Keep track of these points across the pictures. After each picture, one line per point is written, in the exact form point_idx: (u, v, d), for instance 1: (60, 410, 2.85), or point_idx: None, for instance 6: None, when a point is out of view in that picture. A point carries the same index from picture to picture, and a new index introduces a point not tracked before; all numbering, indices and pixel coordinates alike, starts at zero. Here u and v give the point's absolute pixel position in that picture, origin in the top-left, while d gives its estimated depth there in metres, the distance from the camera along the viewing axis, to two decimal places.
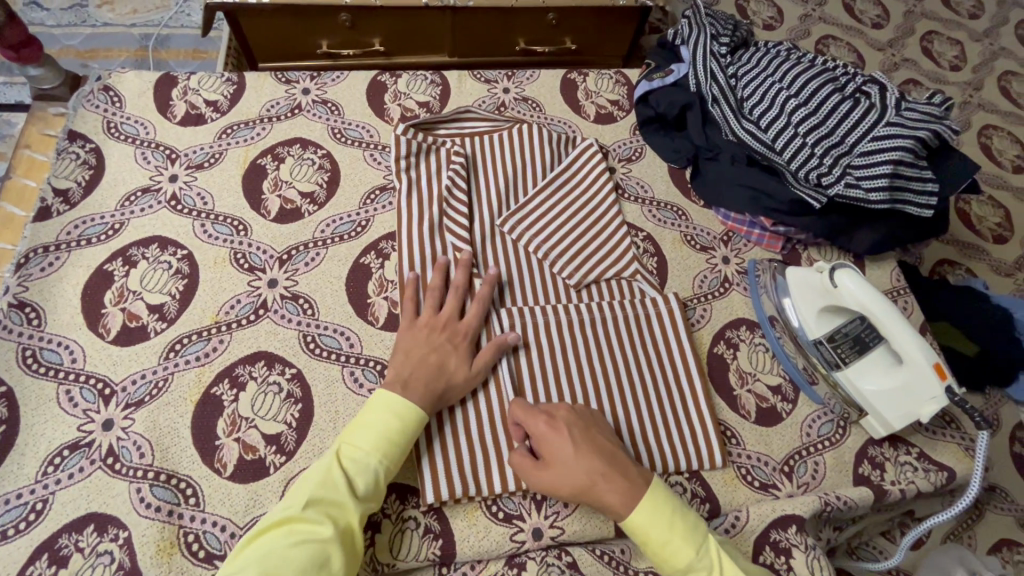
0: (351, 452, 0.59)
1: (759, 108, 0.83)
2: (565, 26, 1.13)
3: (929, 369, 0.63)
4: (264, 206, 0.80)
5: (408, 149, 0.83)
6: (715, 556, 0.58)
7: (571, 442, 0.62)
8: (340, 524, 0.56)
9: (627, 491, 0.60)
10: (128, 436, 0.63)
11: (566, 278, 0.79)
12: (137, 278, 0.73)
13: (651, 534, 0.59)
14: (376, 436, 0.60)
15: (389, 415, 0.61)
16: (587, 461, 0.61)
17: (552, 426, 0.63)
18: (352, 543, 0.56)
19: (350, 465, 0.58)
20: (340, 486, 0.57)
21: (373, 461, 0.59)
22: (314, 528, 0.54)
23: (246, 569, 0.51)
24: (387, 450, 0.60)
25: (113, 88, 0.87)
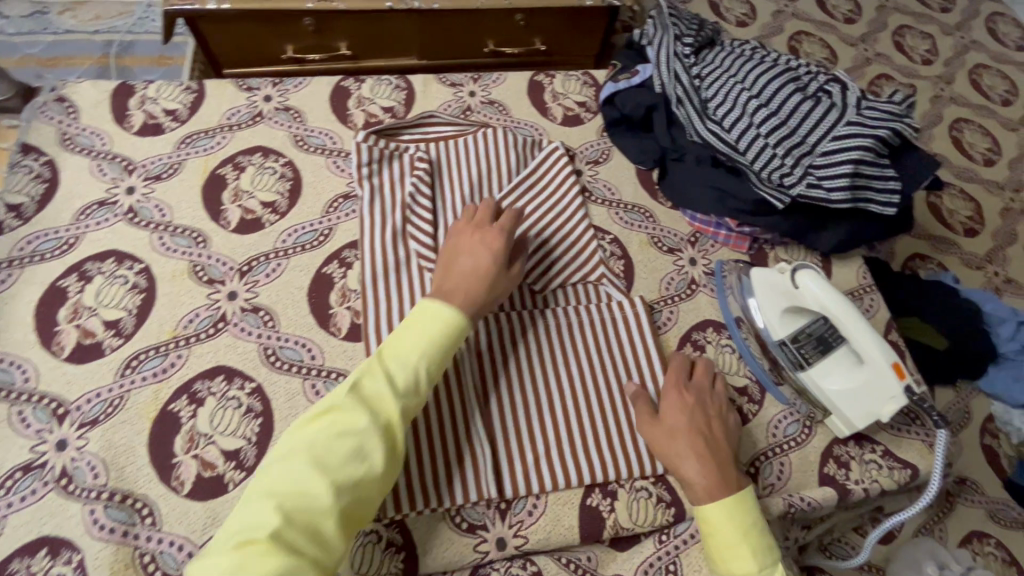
0: (395, 353, 0.60)
1: (722, 109, 0.82)
2: (534, 27, 1.12)
3: (888, 368, 0.64)
4: (224, 216, 0.79)
5: (369, 156, 0.82)
6: None
7: (690, 413, 0.67)
8: (385, 417, 0.56)
9: (717, 484, 0.62)
10: (82, 456, 0.62)
11: (531, 284, 0.78)
12: (92, 294, 0.72)
13: (715, 533, 0.60)
14: (420, 338, 0.61)
15: (436, 318, 0.62)
16: (694, 433, 0.65)
17: (681, 395, 0.69)
18: (397, 435, 0.57)
19: (393, 365, 0.59)
20: (381, 385, 0.57)
21: (412, 363, 0.59)
22: (356, 420, 0.54)
23: (292, 455, 0.52)
24: (430, 350, 0.61)
25: (68, 99, 0.85)
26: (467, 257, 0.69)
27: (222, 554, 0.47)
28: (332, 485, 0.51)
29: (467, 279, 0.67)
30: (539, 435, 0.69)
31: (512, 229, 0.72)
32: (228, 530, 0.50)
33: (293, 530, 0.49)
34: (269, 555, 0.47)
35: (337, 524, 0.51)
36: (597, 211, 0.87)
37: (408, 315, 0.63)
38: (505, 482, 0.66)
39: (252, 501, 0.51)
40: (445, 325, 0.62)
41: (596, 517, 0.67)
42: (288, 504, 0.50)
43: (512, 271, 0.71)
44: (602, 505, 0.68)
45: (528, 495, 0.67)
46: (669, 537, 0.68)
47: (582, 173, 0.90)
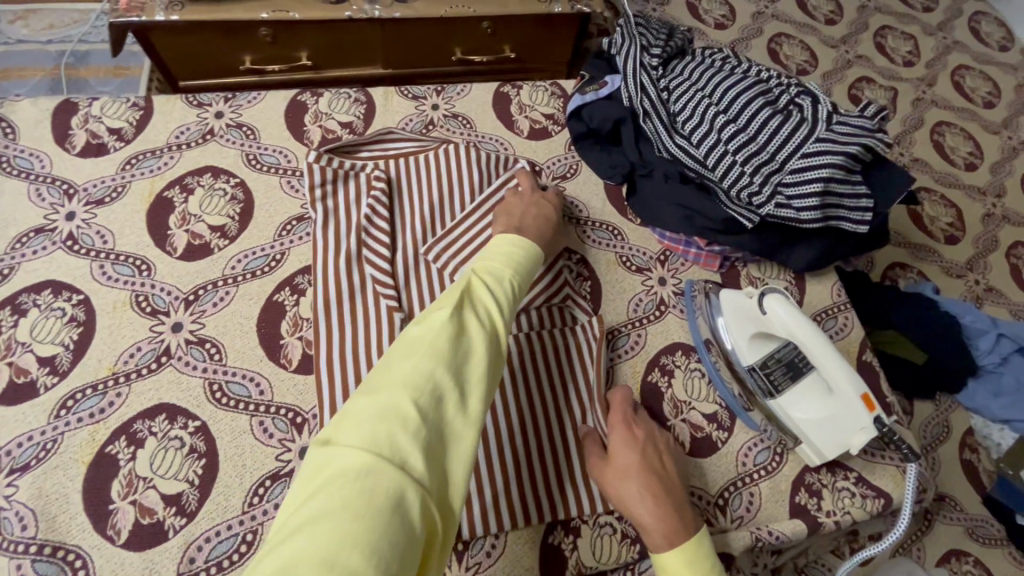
0: (489, 272, 0.60)
1: (690, 124, 0.79)
2: (502, 35, 1.09)
3: (858, 399, 0.62)
4: (170, 242, 0.75)
5: (322, 176, 0.78)
6: None
7: (638, 449, 0.64)
8: (494, 323, 0.55)
9: (670, 520, 0.58)
10: (11, 506, 0.59)
11: None
12: (27, 329, 0.68)
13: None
14: (507, 258, 0.63)
15: (514, 245, 0.65)
16: (643, 467, 0.62)
17: (628, 430, 0.66)
18: (503, 343, 0.55)
19: (490, 276, 0.59)
20: (486, 294, 0.56)
21: (507, 282, 0.60)
22: (472, 323, 0.53)
23: (414, 349, 0.49)
24: (516, 268, 0.62)
25: (5, 119, 0.81)
26: (535, 208, 0.77)
27: (354, 444, 0.42)
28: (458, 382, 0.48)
29: (540, 225, 0.74)
30: (500, 471, 0.66)
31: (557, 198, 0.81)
32: (347, 422, 0.44)
33: (427, 422, 0.45)
34: (410, 441, 0.43)
35: (465, 421, 0.47)
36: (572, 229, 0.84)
37: (491, 245, 0.65)
38: (463, 522, 0.63)
39: (375, 395, 0.46)
40: (529, 252, 0.65)
41: (557, 556, 0.65)
42: (422, 395, 0.46)
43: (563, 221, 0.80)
44: (563, 543, 0.65)
45: (486, 535, 0.64)
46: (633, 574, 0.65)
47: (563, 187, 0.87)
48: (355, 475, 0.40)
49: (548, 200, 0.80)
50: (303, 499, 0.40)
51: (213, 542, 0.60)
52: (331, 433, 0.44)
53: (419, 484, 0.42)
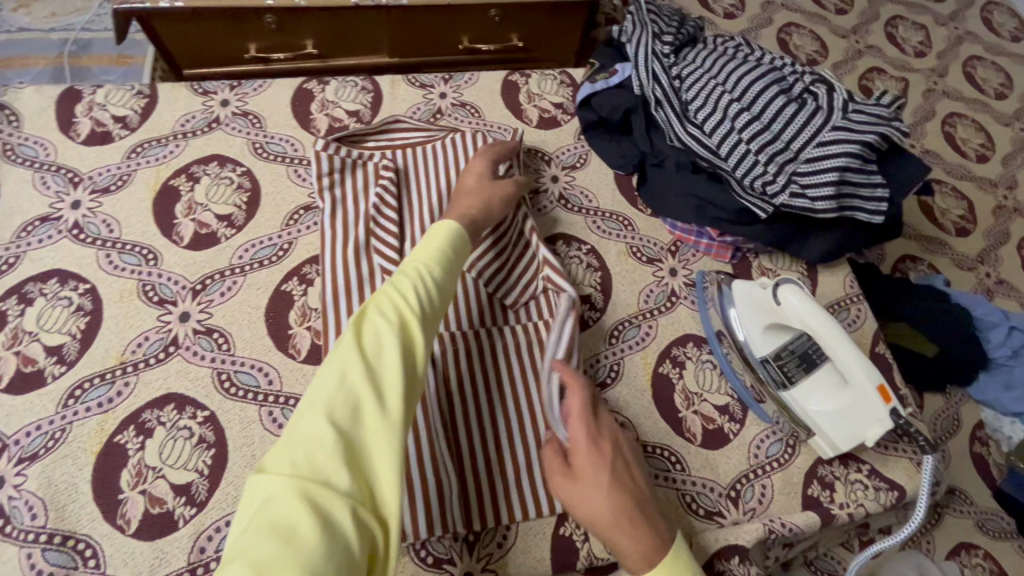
0: (404, 268, 0.58)
1: (703, 112, 0.78)
2: (510, 23, 1.07)
3: (873, 391, 0.61)
4: (177, 231, 0.75)
5: (330, 165, 0.77)
6: None
7: (609, 468, 0.57)
8: (405, 319, 0.54)
9: (652, 544, 0.54)
10: (20, 495, 0.59)
11: (503, 300, 0.75)
12: (33, 318, 0.67)
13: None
14: (434, 251, 0.60)
15: (443, 236, 0.62)
16: (616, 490, 0.56)
17: (594, 446, 0.59)
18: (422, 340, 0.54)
19: (412, 274, 0.57)
20: (394, 291, 0.55)
21: (419, 271, 0.58)
22: (379, 325, 0.53)
23: (327, 370, 0.50)
24: (446, 262, 0.60)
25: (9, 106, 0.80)
26: (472, 181, 0.73)
27: (278, 472, 0.44)
28: (371, 389, 0.49)
29: (476, 200, 0.71)
30: (444, 471, 0.63)
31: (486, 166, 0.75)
32: (272, 452, 0.46)
33: (344, 439, 0.47)
34: (329, 462, 0.45)
35: (384, 426, 0.48)
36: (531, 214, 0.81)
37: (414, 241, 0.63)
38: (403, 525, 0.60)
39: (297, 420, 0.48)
40: (450, 234, 0.62)
41: (569, 547, 0.64)
42: (336, 413, 0.48)
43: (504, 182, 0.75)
44: (575, 534, 0.65)
45: (498, 526, 0.64)
46: None
47: (523, 168, 0.85)
48: (277, 504, 0.43)
49: (475, 168, 0.75)
50: (241, 528, 0.43)
51: (223, 532, 0.60)
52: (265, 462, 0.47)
53: (345, 499, 0.44)
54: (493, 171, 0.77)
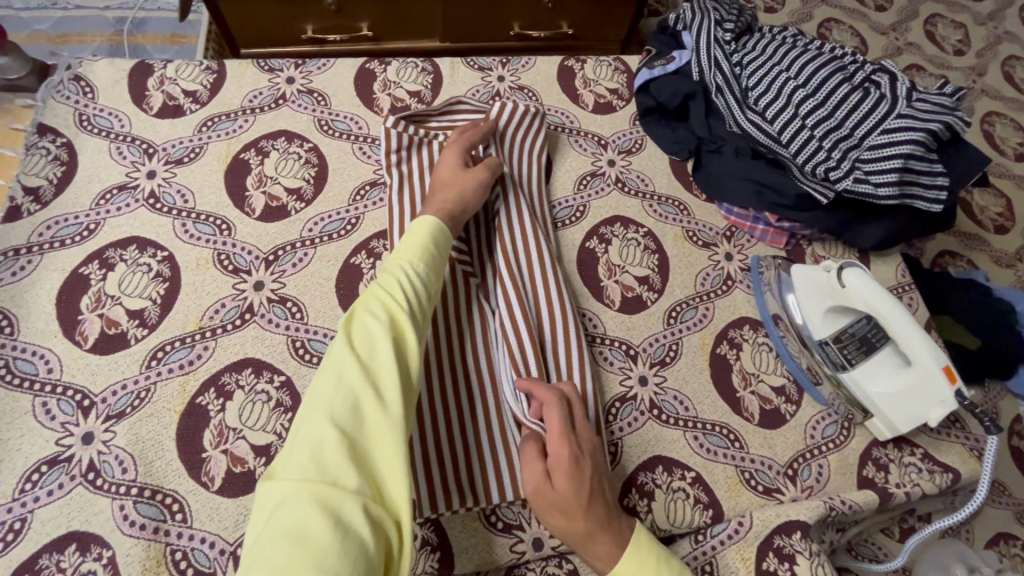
0: (388, 269, 0.60)
1: (765, 99, 0.79)
2: (561, 10, 1.08)
3: (940, 373, 0.62)
4: (248, 203, 0.76)
5: (398, 142, 0.79)
6: None
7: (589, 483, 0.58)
8: (394, 316, 0.56)
9: (614, 543, 0.57)
10: (110, 450, 0.61)
11: (549, 277, 0.75)
12: (115, 282, 0.70)
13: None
14: (416, 249, 0.62)
15: (423, 235, 0.64)
16: (591, 500, 0.57)
17: (575, 464, 0.58)
18: (412, 332, 0.56)
19: (395, 274, 0.59)
20: (380, 292, 0.57)
21: (403, 270, 0.60)
22: (369, 324, 0.54)
23: (320, 376, 0.51)
24: (427, 258, 0.62)
25: (84, 77, 0.82)
26: (448, 174, 0.74)
27: (287, 477, 0.45)
28: (368, 386, 0.50)
29: (451, 194, 0.72)
30: (461, 448, 0.66)
31: (455, 158, 0.75)
32: (279, 459, 0.47)
33: (347, 439, 0.47)
34: (334, 461, 0.45)
35: (385, 419, 0.49)
36: (510, 198, 0.79)
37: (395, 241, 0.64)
38: (421, 498, 0.62)
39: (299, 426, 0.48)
40: (434, 234, 0.65)
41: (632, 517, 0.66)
42: (337, 414, 0.48)
43: (478, 169, 0.74)
44: (639, 506, 0.66)
45: None
46: (705, 538, 0.67)
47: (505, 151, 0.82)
48: (286, 507, 0.43)
49: (447, 161, 0.75)
50: (255, 536, 0.43)
51: None
52: (275, 467, 0.47)
53: (355, 497, 0.44)
54: (467, 160, 0.76)
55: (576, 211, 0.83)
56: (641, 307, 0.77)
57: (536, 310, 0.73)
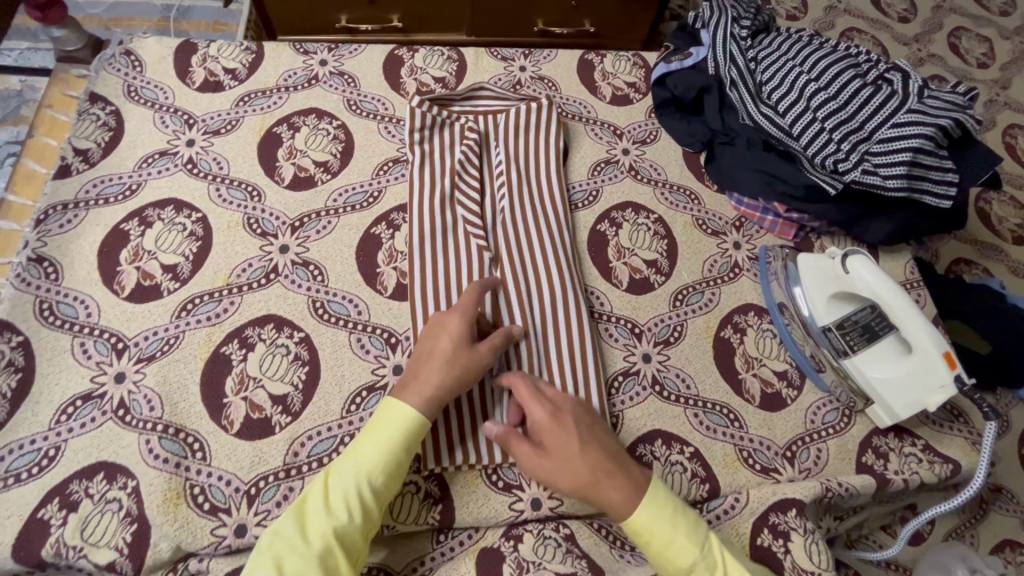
0: (338, 475, 0.58)
1: (778, 92, 0.82)
2: (585, 8, 1.12)
3: (939, 357, 0.64)
4: (279, 172, 0.81)
5: (422, 122, 0.83)
6: (717, 552, 0.58)
7: (576, 435, 0.61)
8: (329, 547, 0.54)
9: (631, 491, 0.59)
10: (140, 390, 0.65)
11: (558, 252, 0.79)
12: (152, 239, 0.74)
13: (655, 538, 0.58)
14: (370, 450, 0.59)
15: (387, 430, 0.60)
16: (586, 451, 0.61)
17: (558, 422, 0.62)
18: (339, 567, 0.54)
19: (336, 485, 0.57)
20: (319, 512, 0.56)
21: (352, 484, 0.57)
22: (297, 553, 0.54)
23: None
24: (377, 467, 0.58)
25: (134, 53, 0.88)
26: (446, 349, 0.64)
27: None
28: None
29: (433, 373, 0.63)
30: (467, 411, 0.68)
31: (462, 323, 0.66)
32: None
33: None
34: None
35: None
36: (518, 181, 0.83)
37: (365, 423, 0.62)
38: (427, 452, 0.65)
39: None
40: (404, 434, 0.60)
41: None
42: None
43: (478, 356, 0.65)
44: None
45: None
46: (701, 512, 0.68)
47: (521, 137, 0.86)
48: None
49: (450, 327, 0.65)
50: None
51: (314, 441, 0.65)
52: None
53: None
54: (472, 333, 0.66)
55: (590, 194, 0.86)
56: (648, 289, 0.79)
57: (546, 287, 0.76)
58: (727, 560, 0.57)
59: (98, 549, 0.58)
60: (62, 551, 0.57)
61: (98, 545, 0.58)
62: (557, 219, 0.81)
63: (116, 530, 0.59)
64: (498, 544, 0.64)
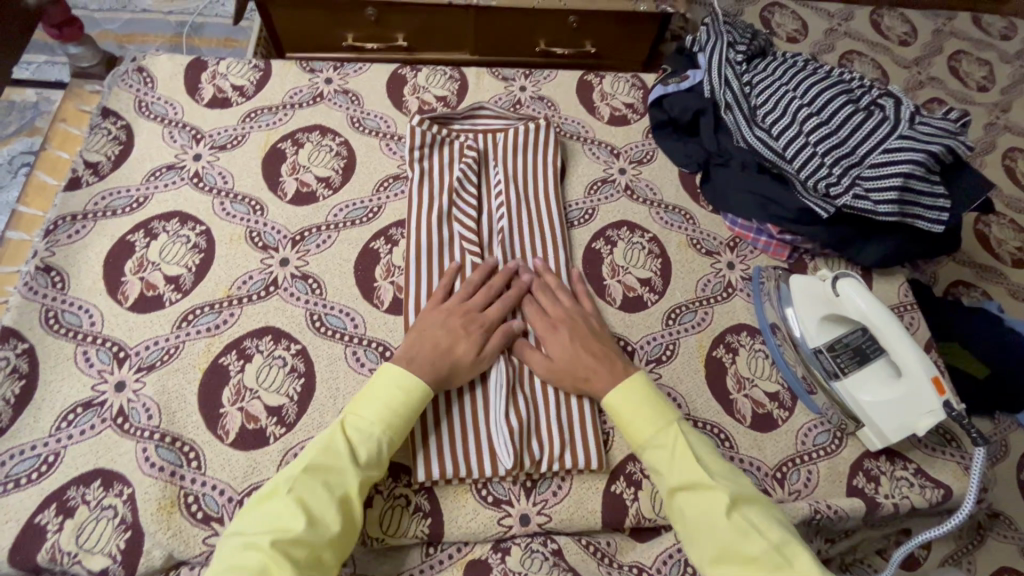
0: (356, 422, 0.62)
1: (771, 116, 0.84)
2: (586, 30, 1.15)
3: (928, 382, 0.65)
4: (281, 187, 0.83)
5: (422, 139, 0.85)
6: (676, 437, 0.64)
7: (569, 339, 0.71)
8: (347, 489, 0.58)
9: (611, 379, 0.68)
10: (139, 399, 0.67)
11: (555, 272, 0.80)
12: (157, 250, 0.76)
13: (622, 416, 0.67)
14: (384, 405, 0.63)
15: (398, 386, 0.64)
16: (577, 352, 0.70)
17: (554, 327, 0.72)
18: (353, 508, 0.58)
19: (353, 434, 0.61)
20: (339, 455, 0.59)
21: (372, 434, 0.61)
22: (318, 490, 0.57)
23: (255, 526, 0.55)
24: (391, 421, 0.62)
25: (147, 69, 0.91)
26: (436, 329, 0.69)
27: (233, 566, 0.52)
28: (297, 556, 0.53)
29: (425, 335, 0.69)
30: (458, 426, 0.68)
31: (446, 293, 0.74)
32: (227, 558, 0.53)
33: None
34: None
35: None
36: (513, 199, 0.84)
37: (375, 377, 0.65)
38: (417, 466, 0.66)
39: (241, 543, 0.54)
40: (416, 391, 0.64)
41: (619, 504, 0.68)
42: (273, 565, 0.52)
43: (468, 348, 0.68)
44: (625, 493, 0.68)
45: (554, 476, 0.68)
46: None
47: (520, 158, 0.88)
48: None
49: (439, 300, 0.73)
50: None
51: None
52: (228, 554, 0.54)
53: None
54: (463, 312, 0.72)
55: (587, 212, 0.87)
56: (641, 307, 0.80)
57: None
58: (681, 445, 0.63)
59: (92, 555, 0.59)
60: (58, 556, 0.58)
61: (93, 552, 0.59)
62: (552, 236, 0.83)
63: (111, 536, 0.60)
64: (486, 557, 0.65)
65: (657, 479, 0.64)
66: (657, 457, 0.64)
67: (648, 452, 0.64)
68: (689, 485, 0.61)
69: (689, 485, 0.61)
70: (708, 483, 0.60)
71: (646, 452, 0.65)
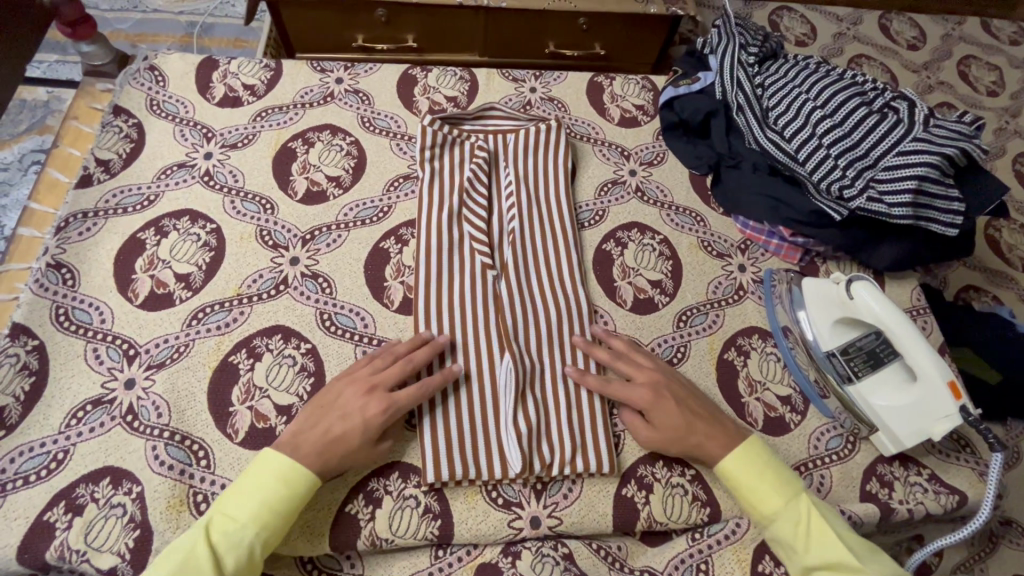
0: (224, 524, 0.57)
1: (784, 118, 0.83)
2: (596, 32, 1.15)
3: (945, 387, 0.64)
4: (292, 186, 0.83)
5: (433, 139, 0.85)
6: (806, 511, 0.63)
7: (680, 412, 0.66)
8: None
9: (725, 444, 0.66)
10: (148, 397, 0.66)
11: (567, 274, 0.80)
12: (168, 248, 0.76)
13: (741, 484, 0.65)
14: (254, 504, 0.58)
15: (275, 478, 0.59)
16: (689, 423, 0.66)
17: (660, 399, 0.67)
18: None
19: (219, 540, 0.56)
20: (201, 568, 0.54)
21: (241, 536, 0.56)
22: None
23: None
24: (266, 519, 0.58)
25: (158, 69, 0.91)
26: (337, 415, 0.63)
27: None
28: None
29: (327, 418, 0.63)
30: (467, 430, 0.68)
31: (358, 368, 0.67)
32: None
33: None
34: None
35: None
36: (522, 199, 0.84)
37: (246, 471, 0.60)
38: (426, 466, 0.65)
39: None
40: (297, 482, 0.60)
41: (630, 508, 0.67)
42: None
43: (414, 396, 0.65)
44: (636, 497, 0.68)
45: (565, 478, 0.68)
46: (700, 536, 0.67)
47: (531, 158, 0.88)
48: None
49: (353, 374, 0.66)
50: None
51: None
52: None
53: None
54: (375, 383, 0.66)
55: (597, 214, 0.87)
56: (652, 309, 0.80)
57: (552, 296, 0.77)
58: (814, 519, 0.62)
59: (101, 554, 0.58)
60: (66, 555, 0.58)
61: (101, 550, 0.58)
62: (562, 238, 0.82)
63: (119, 535, 0.59)
64: (496, 560, 0.65)
65: (788, 553, 0.63)
66: (789, 531, 0.62)
67: (777, 525, 0.63)
68: (828, 565, 0.60)
69: (832, 566, 0.60)
70: (859, 567, 0.58)
71: (773, 525, 0.63)
